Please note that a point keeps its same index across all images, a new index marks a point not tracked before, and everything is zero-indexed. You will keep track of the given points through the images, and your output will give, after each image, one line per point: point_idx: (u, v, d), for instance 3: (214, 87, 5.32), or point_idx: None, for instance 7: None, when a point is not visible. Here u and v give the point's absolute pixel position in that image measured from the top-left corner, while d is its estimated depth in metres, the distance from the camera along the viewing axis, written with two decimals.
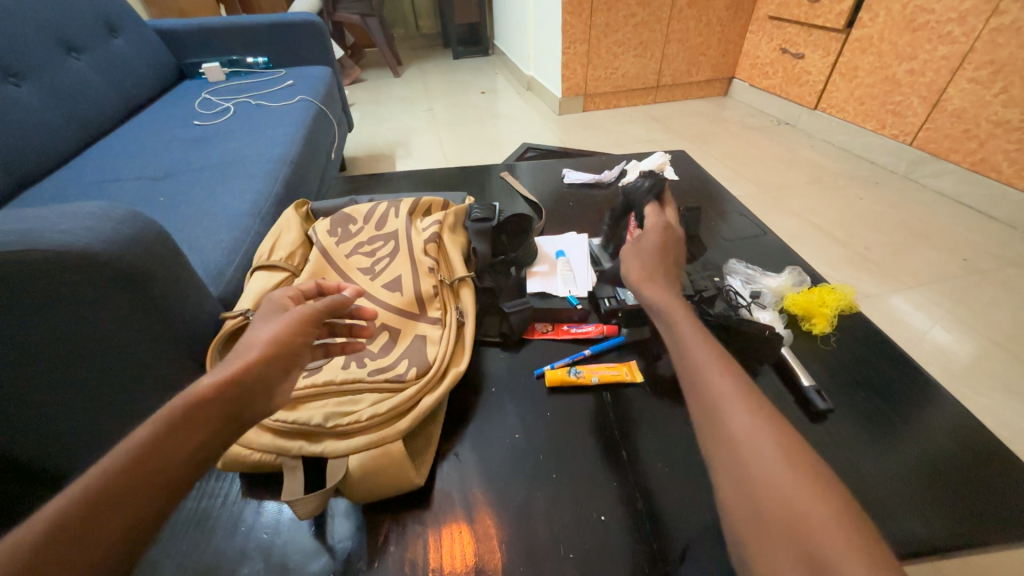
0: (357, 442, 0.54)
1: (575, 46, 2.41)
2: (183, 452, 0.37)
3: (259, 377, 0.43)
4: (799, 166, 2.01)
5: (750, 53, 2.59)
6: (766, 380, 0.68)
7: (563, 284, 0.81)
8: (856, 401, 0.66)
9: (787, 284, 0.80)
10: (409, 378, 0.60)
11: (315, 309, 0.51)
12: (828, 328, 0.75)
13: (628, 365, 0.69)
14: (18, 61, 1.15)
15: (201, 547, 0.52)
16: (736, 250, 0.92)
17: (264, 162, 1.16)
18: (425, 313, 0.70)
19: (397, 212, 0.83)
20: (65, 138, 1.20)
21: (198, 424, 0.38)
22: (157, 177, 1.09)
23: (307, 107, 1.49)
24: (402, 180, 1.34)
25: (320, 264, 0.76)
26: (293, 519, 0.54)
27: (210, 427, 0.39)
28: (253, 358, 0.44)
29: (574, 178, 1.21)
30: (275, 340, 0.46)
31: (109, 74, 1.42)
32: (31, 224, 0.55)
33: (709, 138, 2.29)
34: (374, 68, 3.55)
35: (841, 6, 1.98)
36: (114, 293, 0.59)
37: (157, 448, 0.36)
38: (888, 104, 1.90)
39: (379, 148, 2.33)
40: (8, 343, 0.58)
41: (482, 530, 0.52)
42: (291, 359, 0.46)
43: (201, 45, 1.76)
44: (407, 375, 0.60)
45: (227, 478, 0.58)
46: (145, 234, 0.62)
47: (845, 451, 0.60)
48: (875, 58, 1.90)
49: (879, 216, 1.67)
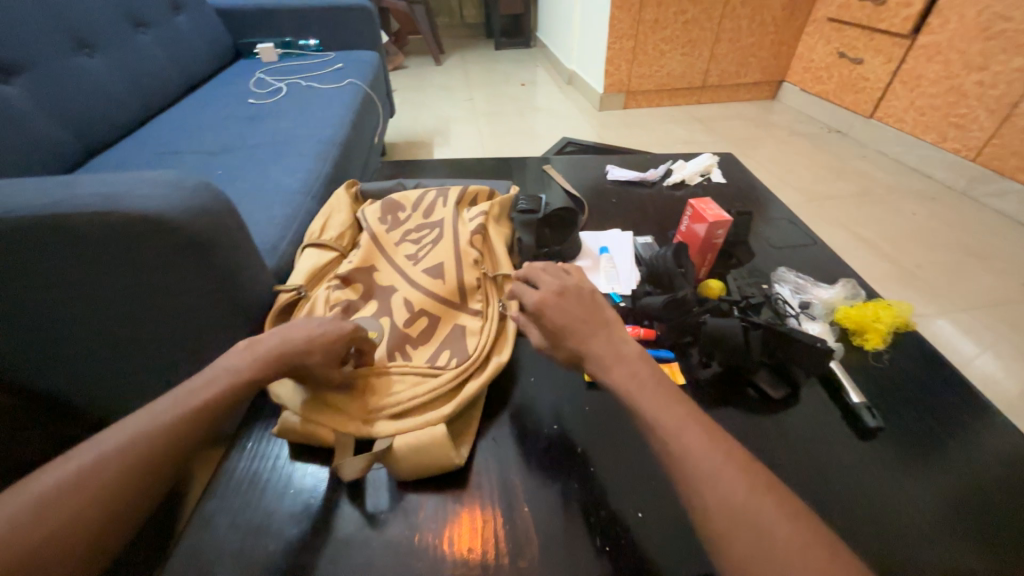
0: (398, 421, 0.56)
1: (621, 42, 2.37)
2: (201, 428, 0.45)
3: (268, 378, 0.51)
4: (848, 176, 1.93)
5: (804, 56, 2.49)
6: (811, 393, 0.67)
7: (607, 280, 0.80)
8: (907, 420, 0.63)
9: (839, 297, 0.77)
10: (449, 367, 0.62)
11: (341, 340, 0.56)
12: (881, 345, 0.71)
13: (670, 367, 0.68)
14: (93, 34, 1.22)
15: (251, 505, 0.54)
16: (784, 258, 0.89)
17: (314, 142, 1.19)
18: (466, 304, 0.70)
19: (445, 201, 0.84)
20: (131, 109, 1.26)
21: (210, 424, 0.46)
22: (214, 151, 1.13)
23: (355, 90, 1.52)
24: (444, 167, 1.36)
25: (371, 249, 0.77)
26: (337, 486, 0.56)
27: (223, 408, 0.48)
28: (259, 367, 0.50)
29: (617, 175, 1.19)
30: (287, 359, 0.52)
31: (171, 49, 1.48)
32: (113, 187, 0.59)
33: (753, 143, 2.23)
34: (417, 55, 3.58)
35: (908, 10, 1.87)
36: (182, 258, 0.62)
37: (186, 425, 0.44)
38: (952, 116, 1.79)
39: (418, 134, 2.35)
40: (89, 299, 0.63)
41: (517, 516, 0.53)
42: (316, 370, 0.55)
43: (257, 26, 1.81)
44: (447, 364, 0.62)
45: (276, 442, 0.60)
46: (214, 204, 0.64)
47: (893, 473, 0.58)
48: (942, 67, 1.80)
49: (933, 234, 1.59)
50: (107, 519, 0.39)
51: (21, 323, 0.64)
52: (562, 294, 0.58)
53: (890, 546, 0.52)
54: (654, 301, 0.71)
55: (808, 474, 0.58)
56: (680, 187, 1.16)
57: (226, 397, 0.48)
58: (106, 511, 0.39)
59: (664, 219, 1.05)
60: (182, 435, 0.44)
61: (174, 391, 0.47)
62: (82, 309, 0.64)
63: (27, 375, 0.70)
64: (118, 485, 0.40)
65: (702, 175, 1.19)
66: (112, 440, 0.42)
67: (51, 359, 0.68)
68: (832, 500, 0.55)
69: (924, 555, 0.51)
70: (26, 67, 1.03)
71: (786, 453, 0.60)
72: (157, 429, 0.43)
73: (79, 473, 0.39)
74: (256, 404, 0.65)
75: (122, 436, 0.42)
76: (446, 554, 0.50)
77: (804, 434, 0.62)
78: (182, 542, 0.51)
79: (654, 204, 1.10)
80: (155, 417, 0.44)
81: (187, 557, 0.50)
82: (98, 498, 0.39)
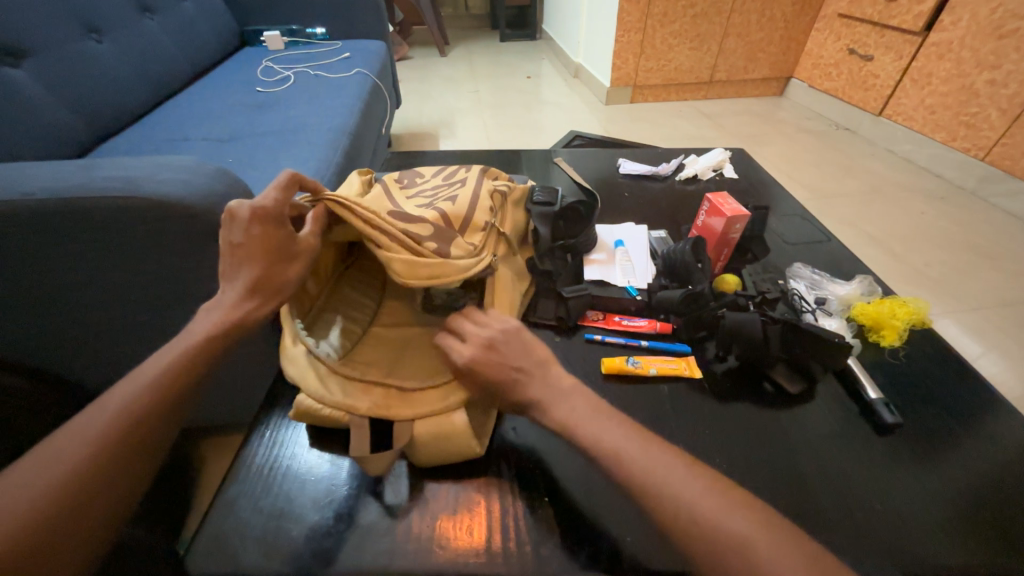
0: (425, 254, 0.55)
1: (629, 35, 2.35)
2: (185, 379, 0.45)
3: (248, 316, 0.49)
4: (856, 174, 1.92)
5: (813, 52, 2.47)
6: (827, 389, 0.67)
7: (623, 273, 0.80)
8: (923, 415, 0.64)
9: (856, 293, 0.77)
10: (423, 247, 0.56)
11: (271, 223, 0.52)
12: (897, 342, 0.71)
13: (686, 360, 0.69)
14: (100, 18, 1.20)
15: (272, 491, 0.54)
16: (800, 254, 0.89)
17: (324, 131, 1.18)
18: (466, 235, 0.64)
19: (467, 169, 0.79)
20: (139, 96, 1.25)
21: (195, 375, 0.45)
22: (223, 139, 1.12)
23: (363, 80, 1.51)
24: (454, 159, 1.35)
25: (379, 197, 0.70)
26: (356, 475, 0.56)
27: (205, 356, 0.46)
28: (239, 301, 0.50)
29: (629, 168, 1.19)
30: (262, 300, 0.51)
31: (178, 35, 1.46)
32: (133, 172, 0.58)
33: (761, 139, 2.22)
34: (422, 46, 3.55)
35: (920, 7, 1.85)
36: (202, 245, 0.62)
37: (170, 381, 0.44)
38: (963, 115, 1.78)
39: (424, 126, 2.34)
40: (107, 285, 0.63)
41: (537, 504, 0.54)
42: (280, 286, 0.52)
43: (263, 14, 1.79)
44: (423, 245, 0.56)
45: (296, 429, 0.60)
46: (233, 190, 0.63)
47: (911, 470, 0.58)
48: (953, 65, 1.78)
49: (941, 234, 1.59)
50: (99, 493, 0.39)
51: (41, 308, 0.64)
52: (490, 347, 0.51)
53: (907, 538, 0.52)
54: (668, 294, 0.70)
55: (824, 468, 0.58)
56: (692, 182, 1.16)
57: (207, 348, 0.46)
58: (92, 488, 0.38)
59: (677, 214, 1.04)
60: (167, 390, 0.43)
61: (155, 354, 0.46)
62: (105, 295, 0.64)
63: (44, 360, 0.70)
64: (109, 449, 0.40)
65: (715, 170, 1.18)
66: (96, 408, 0.42)
67: (69, 345, 0.69)
68: (849, 495, 0.56)
69: (941, 547, 0.52)
70: (35, 51, 1.02)
71: (803, 446, 0.60)
72: (128, 401, 0.42)
73: (70, 445, 0.39)
74: (274, 393, 0.65)
75: (92, 416, 0.41)
76: (458, 544, 0.51)
77: (822, 428, 0.62)
78: (204, 527, 0.51)
79: (667, 199, 1.09)
80: (135, 381, 0.43)
81: (210, 540, 0.50)
82: (93, 463, 0.39)
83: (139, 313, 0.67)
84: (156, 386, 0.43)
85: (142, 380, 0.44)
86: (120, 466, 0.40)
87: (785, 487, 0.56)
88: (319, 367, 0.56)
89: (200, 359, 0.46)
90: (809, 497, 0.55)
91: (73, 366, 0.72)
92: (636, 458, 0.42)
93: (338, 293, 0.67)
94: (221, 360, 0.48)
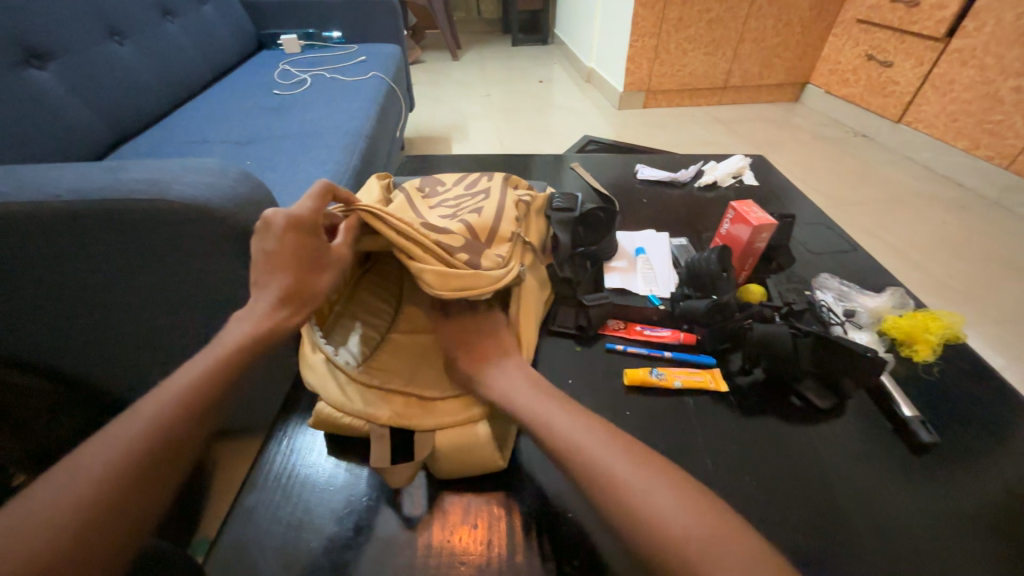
0: (457, 266, 0.55)
1: (643, 40, 2.33)
2: (218, 385, 0.45)
3: (277, 326, 0.49)
4: (875, 182, 1.88)
5: (830, 57, 2.44)
6: (858, 404, 0.65)
7: (644, 282, 0.79)
8: (961, 435, 0.61)
9: (887, 306, 0.74)
10: (455, 258, 0.56)
11: (305, 230, 0.52)
12: (930, 357, 0.68)
13: (712, 372, 0.67)
14: (122, 20, 1.22)
15: (290, 500, 0.53)
16: (825, 265, 0.87)
17: (341, 134, 1.18)
18: (492, 248, 0.63)
19: (489, 178, 0.79)
20: (159, 98, 1.26)
21: (228, 381, 0.46)
22: (241, 141, 1.13)
23: (379, 83, 1.51)
24: (468, 162, 1.34)
25: (403, 207, 0.70)
26: (374, 485, 0.55)
27: (237, 363, 0.46)
28: (269, 311, 0.49)
29: (647, 174, 1.17)
30: (292, 308, 0.51)
31: (198, 38, 1.48)
32: (159, 174, 0.58)
33: (777, 145, 2.19)
34: (434, 50, 3.57)
35: (943, 13, 1.82)
36: (224, 248, 0.61)
37: (202, 385, 0.44)
38: (986, 123, 1.74)
39: (437, 130, 2.34)
40: (130, 287, 0.63)
41: (561, 520, 0.52)
42: (307, 297, 0.51)
43: (281, 17, 1.80)
44: (455, 256, 0.56)
45: (314, 438, 0.59)
46: (256, 193, 0.63)
47: (946, 489, 0.56)
48: (976, 72, 1.75)
49: (964, 244, 1.55)
50: (135, 494, 0.38)
51: (64, 310, 0.64)
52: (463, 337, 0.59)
53: (947, 563, 0.50)
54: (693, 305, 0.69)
55: (858, 488, 0.56)
56: (711, 189, 1.14)
57: (239, 357, 0.47)
58: (125, 496, 0.38)
59: (697, 221, 1.03)
60: (200, 394, 0.44)
61: (189, 363, 0.46)
62: (126, 295, 0.64)
63: (65, 361, 0.70)
64: (145, 450, 0.40)
65: (734, 177, 1.16)
66: (130, 414, 0.42)
67: (92, 346, 0.69)
68: (884, 515, 0.54)
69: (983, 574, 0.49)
70: (60, 53, 1.03)
71: (835, 463, 0.58)
72: (163, 405, 0.42)
73: (107, 447, 0.39)
74: (291, 400, 0.64)
75: (127, 422, 0.41)
76: (461, 557, 0.49)
77: (853, 445, 0.60)
78: (222, 536, 0.50)
79: (686, 205, 1.08)
80: (167, 388, 0.44)
81: (229, 550, 0.49)
82: (128, 464, 0.39)
83: (159, 315, 0.67)
84: (188, 393, 0.43)
85: (174, 388, 0.44)
86: (152, 473, 0.40)
87: (816, 504, 0.54)
88: (342, 378, 0.56)
89: (231, 368, 0.46)
90: (843, 519, 0.53)
91: (93, 366, 0.72)
92: (642, 488, 0.40)
93: (356, 300, 0.66)
94: (251, 370, 0.48)
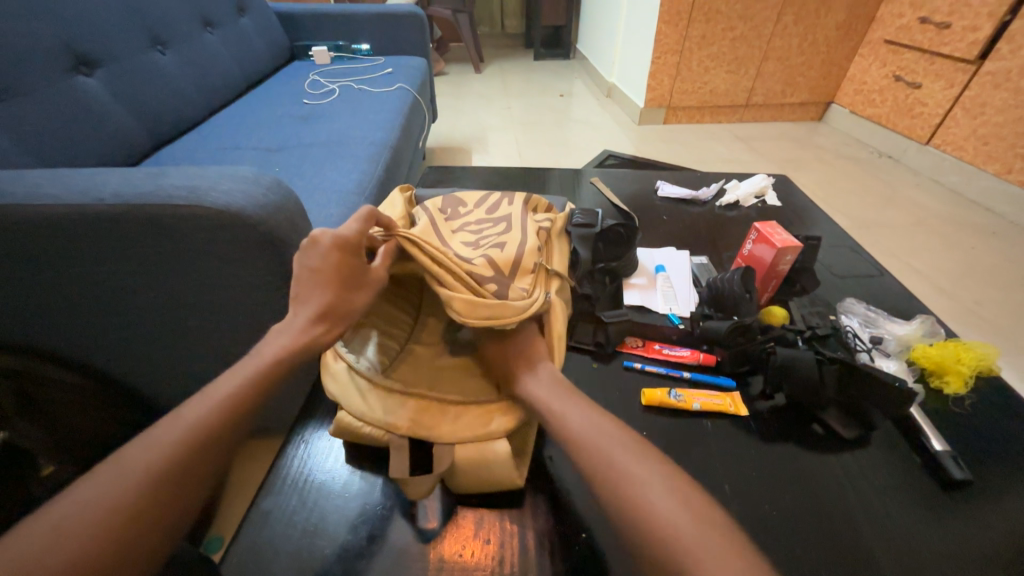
0: (485, 296, 0.57)
1: (665, 57, 2.34)
2: (257, 393, 0.47)
3: (313, 340, 0.51)
4: (901, 205, 1.84)
5: (856, 78, 2.41)
6: (883, 434, 0.63)
7: (664, 300, 0.79)
8: (994, 472, 0.58)
9: (916, 334, 0.73)
10: (485, 290, 0.57)
11: (349, 249, 0.54)
12: (962, 390, 0.66)
13: (732, 396, 0.65)
14: (166, 30, 1.28)
15: (306, 505, 0.54)
16: (850, 289, 0.85)
17: (367, 144, 1.21)
18: (514, 281, 0.63)
19: (511, 202, 0.79)
20: (196, 104, 1.31)
21: (266, 391, 0.48)
22: (271, 149, 1.16)
23: (404, 95, 1.55)
24: (488, 174, 1.36)
25: (427, 229, 0.71)
26: (389, 495, 0.55)
27: (277, 375, 0.49)
28: (306, 325, 0.52)
29: (668, 192, 1.17)
30: (328, 323, 0.52)
31: (235, 48, 1.54)
32: (197, 181, 0.60)
33: (799, 164, 2.16)
34: (457, 63, 3.64)
35: (975, 35, 1.79)
36: (254, 254, 0.63)
37: (243, 392, 0.47)
38: (1018, 147, 1.69)
39: (457, 140, 2.38)
40: (162, 288, 0.65)
41: (573, 540, 0.51)
42: (344, 313, 0.53)
43: (314, 29, 1.86)
44: (484, 289, 0.57)
45: (332, 444, 0.60)
46: (286, 201, 0.65)
47: (978, 528, 0.53)
48: (1010, 95, 1.70)
49: (993, 271, 1.50)
50: (174, 491, 0.40)
51: (98, 306, 0.66)
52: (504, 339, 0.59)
53: None
54: (715, 326, 0.69)
55: (881, 522, 0.54)
56: (732, 208, 1.13)
57: (279, 368, 0.49)
58: (162, 493, 0.40)
59: (718, 240, 1.02)
60: (240, 400, 0.46)
61: (231, 371, 0.49)
62: (155, 295, 0.66)
63: (97, 356, 0.73)
64: (187, 449, 0.42)
65: (757, 196, 1.15)
66: (176, 415, 0.44)
67: (121, 343, 0.71)
68: (911, 554, 0.51)
69: None
70: (107, 61, 1.09)
71: (858, 497, 0.56)
72: (207, 408, 0.45)
73: (153, 445, 0.42)
74: (310, 404, 0.65)
75: (173, 422, 0.44)
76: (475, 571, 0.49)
77: (878, 479, 0.58)
78: (239, 538, 0.51)
79: (706, 223, 1.07)
80: (210, 394, 0.46)
81: (245, 552, 0.49)
82: (172, 460, 0.41)
83: (186, 315, 0.69)
84: (229, 398, 0.46)
85: (216, 396, 0.46)
86: (189, 472, 0.41)
87: (839, 539, 0.52)
88: (366, 389, 0.57)
89: (270, 380, 0.48)
90: (868, 554, 0.51)
91: (121, 362, 0.74)
92: None
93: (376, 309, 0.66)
94: (286, 384, 0.50)
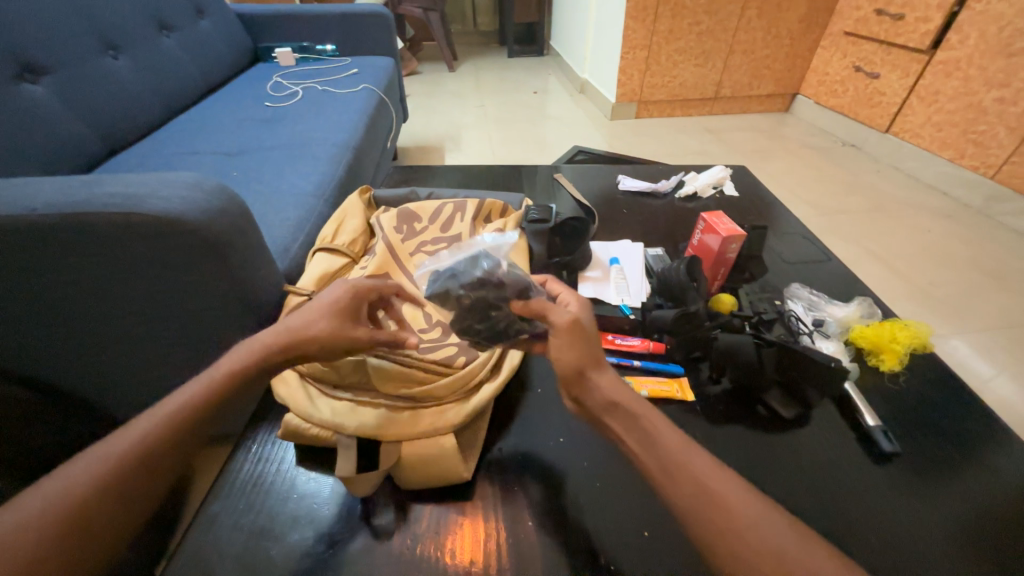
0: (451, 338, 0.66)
1: (634, 52, 2.37)
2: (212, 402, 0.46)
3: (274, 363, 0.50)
4: (862, 191, 1.90)
5: (819, 69, 2.47)
6: (823, 412, 0.65)
7: (616, 292, 0.81)
8: (922, 442, 0.62)
9: (854, 315, 0.76)
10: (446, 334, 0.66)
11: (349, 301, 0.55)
12: (897, 367, 0.69)
13: (679, 382, 0.68)
14: (118, 35, 1.25)
15: (254, 508, 0.54)
16: (799, 274, 0.88)
17: (329, 146, 1.20)
18: None
19: (463, 217, 0.83)
20: (152, 110, 1.28)
21: (222, 400, 0.47)
22: (230, 153, 1.15)
23: (370, 95, 1.54)
24: (454, 173, 1.36)
25: (386, 259, 0.75)
26: (337, 494, 0.56)
27: (237, 386, 0.48)
28: (272, 342, 0.50)
29: (629, 185, 1.19)
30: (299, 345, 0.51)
31: (193, 51, 1.51)
32: (136, 189, 0.59)
33: (765, 155, 2.21)
34: (431, 61, 3.62)
35: (927, 26, 1.85)
36: (201, 260, 0.63)
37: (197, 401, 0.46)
38: (970, 133, 1.76)
39: (429, 140, 2.37)
40: (105, 297, 0.64)
41: (521, 530, 0.53)
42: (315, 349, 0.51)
43: (277, 31, 1.83)
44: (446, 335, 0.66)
45: (282, 446, 0.60)
46: (231, 206, 0.64)
47: (906, 496, 0.57)
48: (961, 83, 1.77)
49: (947, 253, 1.56)
50: (116, 507, 0.40)
51: (40, 318, 0.65)
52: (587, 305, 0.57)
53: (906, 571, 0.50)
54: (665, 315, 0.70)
55: (815, 495, 0.56)
56: (692, 199, 1.15)
57: (240, 378, 0.48)
58: (105, 507, 0.40)
59: (676, 231, 1.04)
60: (191, 410, 0.45)
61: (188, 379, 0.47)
62: (101, 305, 0.65)
63: (44, 369, 0.71)
64: (131, 462, 0.42)
65: (715, 187, 1.18)
66: (126, 426, 0.44)
67: (68, 356, 0.70)
68: (842, 524, 0.54)
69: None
70: (53, 68, 1.06)
71: (795, 472, 0.59)
72: (156, 418, 0.44)
73: (100, 458, 0.41)
74: (265, 406, 0.66)
75: (123, 433, 0.43)
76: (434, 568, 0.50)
77: (816, 455, 0.60)
78: (185, 544, 0.51)
79: (666, 215, 1.09)
80: (162, 403, 0.45)
81: (189, 558, 0.50)
82: (117, 473, 0.41)
83: (134, 324, 0.68)
84: (180, 407, 0.45)
85: (171, 405, 0.45)
86: (136, 482, 0.41)
87: None
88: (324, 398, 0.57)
89: (227, 388, 0.47)
90: None
91: (70, 375, 0.73)
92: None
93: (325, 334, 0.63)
94: (248, 392, 0.49)
